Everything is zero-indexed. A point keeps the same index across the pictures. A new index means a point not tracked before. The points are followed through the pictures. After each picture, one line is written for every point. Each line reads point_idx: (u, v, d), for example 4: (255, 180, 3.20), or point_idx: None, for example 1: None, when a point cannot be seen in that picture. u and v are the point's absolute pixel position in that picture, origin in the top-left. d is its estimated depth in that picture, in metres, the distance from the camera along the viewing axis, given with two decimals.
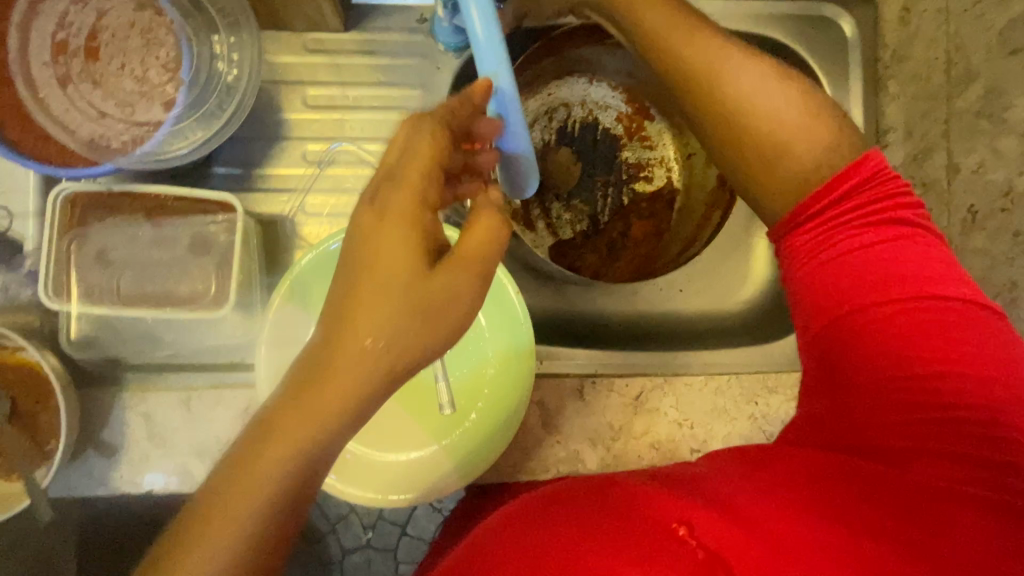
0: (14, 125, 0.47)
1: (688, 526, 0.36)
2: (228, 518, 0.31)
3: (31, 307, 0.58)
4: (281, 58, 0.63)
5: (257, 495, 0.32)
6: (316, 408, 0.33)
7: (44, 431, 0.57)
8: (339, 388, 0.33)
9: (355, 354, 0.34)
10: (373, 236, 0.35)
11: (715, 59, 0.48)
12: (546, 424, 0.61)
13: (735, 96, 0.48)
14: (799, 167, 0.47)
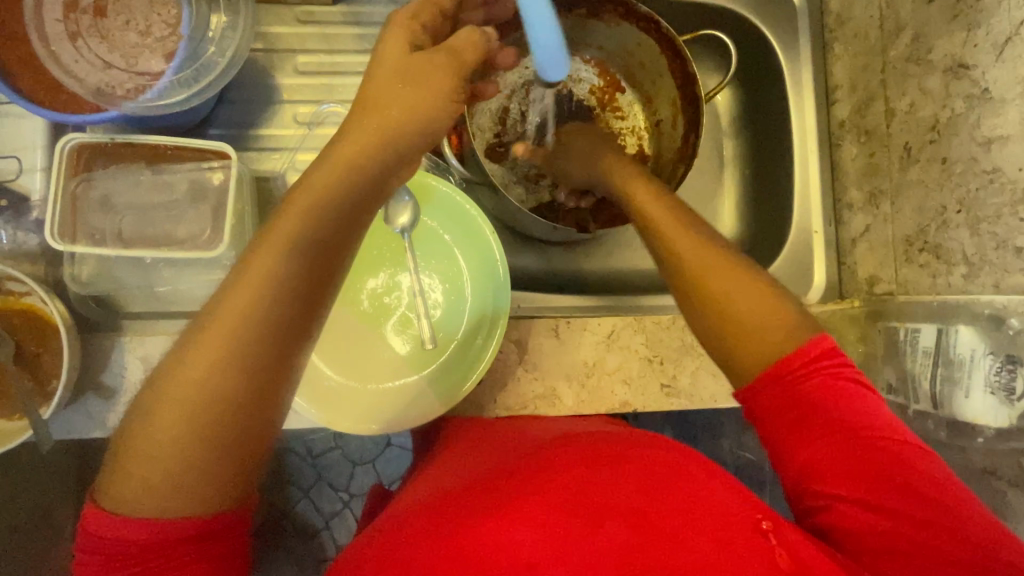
0: (28, 78, 0.52)
1: (774, 526, 0.42)
2: (268, 266, 0.37)
3: (36, 255, 0.61)
4: (273, 29, 0.68)
5: (239, 327, 0.35)
6: (187, 377, 0.35)
7: (47, 372, 0.60)
8: (212, 366, 0.35)
9: (223, 332, 0.35)
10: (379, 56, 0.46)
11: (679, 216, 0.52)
12: (522, 360, 0.64)
13: (704, 281, 0.48)
14: (762, 347, 0.45)
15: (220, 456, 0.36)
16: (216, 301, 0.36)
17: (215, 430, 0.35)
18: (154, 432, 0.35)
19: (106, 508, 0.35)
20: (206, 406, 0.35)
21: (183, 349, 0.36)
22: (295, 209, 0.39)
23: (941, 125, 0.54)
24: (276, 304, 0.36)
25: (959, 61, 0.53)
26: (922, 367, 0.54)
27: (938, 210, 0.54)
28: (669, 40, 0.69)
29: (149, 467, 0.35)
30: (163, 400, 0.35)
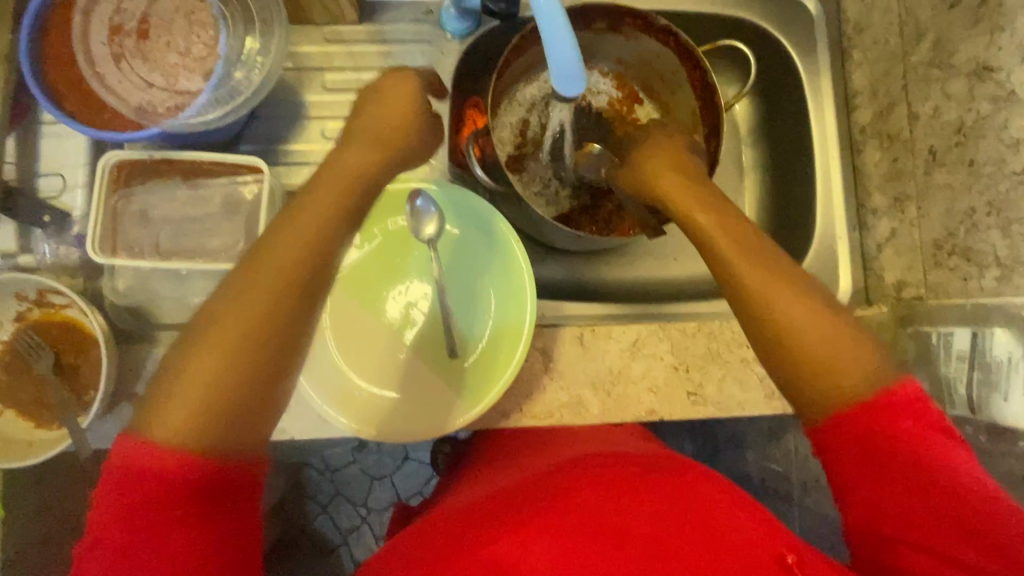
0: (71, 97, 0.56)
1: (796, 557, 0.41)
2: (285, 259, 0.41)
3: (76, 268, 0.64)
4: (303, 48, 0.71)
5: (290, 264, 0.41)
6: (245, 309, 0.39)
7: (85, 382, 0.62)
8: (265, 299, 0.39)
9: (276, 271, 0.40)
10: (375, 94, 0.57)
11: (721, 230, 0.50)
12: (547, 369, 0.64)
13: (783, 326, 0.44)
14: (847, 392, 0.43)
15: (245, 427, 0.38)
16: (232, 295, 0.39)
17: (238, 404, 0.38)
18: (175, 414, 0.37)
19: (147, 437, 0.37)
20: (229, 384, 0.37)
21: (232, 289, 0.40)
22: (298, 216, 0.44)
23: (967, 128, 0.54)
24: (294, 289, 0.40)
25: (983, 64, 0.53)
26: (957, 371, 0.53)
27: (966, 212, 0.54)
28: (687, 51, 0.70)
29: (197, 394, 0.37)
30: (186, 383, 0.37)
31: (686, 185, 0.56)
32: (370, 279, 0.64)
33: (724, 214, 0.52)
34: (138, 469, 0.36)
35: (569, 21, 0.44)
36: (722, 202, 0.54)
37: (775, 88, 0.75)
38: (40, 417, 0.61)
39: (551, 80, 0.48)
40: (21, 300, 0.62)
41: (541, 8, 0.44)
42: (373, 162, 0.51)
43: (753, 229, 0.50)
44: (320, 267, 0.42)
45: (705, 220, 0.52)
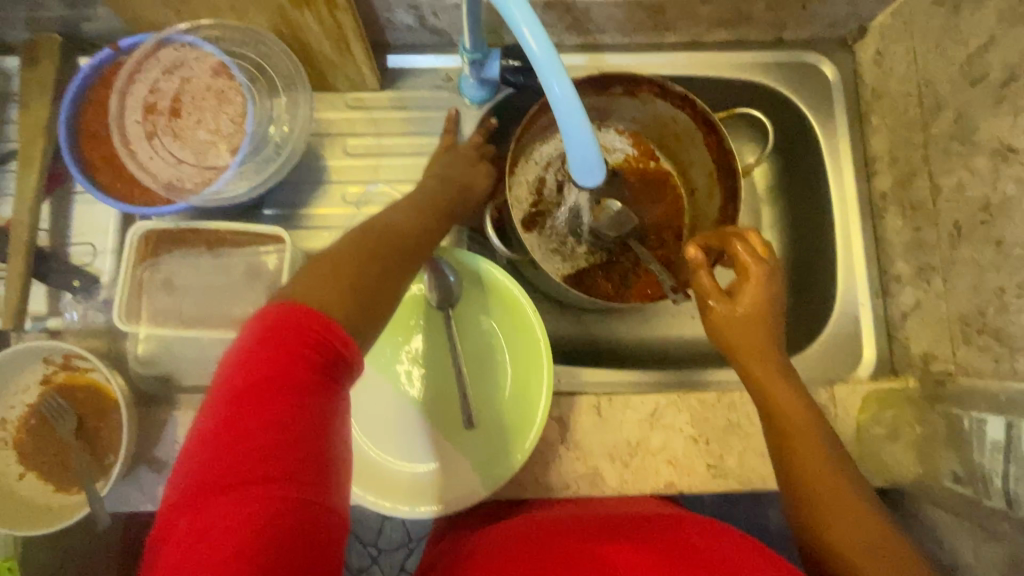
0: (107, 174, 0.59)
1: None
2: (412, 222, 0.47)
3: (101, 332, 0.65)
4: (326, 115, 0.73)
5: (431, 218, 0.50)
6: (404, 226, 0.45)
7: (105, 447, 0.62)
8: (414, 228, 0.46)
9: (424, 217, 0.49)
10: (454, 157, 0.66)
11: (788, 416, 0.49)
12: (564, 439, 0.63)
13: (838, 526, 0.45)
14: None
15: (373, 321, 0.38)
16: (386, 216, 0.46)
17: (377, 298, 0.38)
18: (332, 286, 0.36)
19: (305, 301, 0.35)
20: (369, 281, 0.38)
21: (383, 218, 0.46)
22: (414, 209, 0.49)
23: (993, 207, 0.53)
24: (417, 239, 0.46)
25: (1006, 144, 0.51)
26: (993, 462, 0.51)
27: (995, 291, 0.52)
28: (705, 118, 0.70)
29: (360, 269, 0.39)
30: (333, 271, 0.38)
31: (746, 321, 0.52)
32: (384, 346, 0.64)
33: (796, 396, 0.50)
34: (270, 327, 0.34)
35: (588, 115, 0.44)
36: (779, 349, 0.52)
37: (792, 150, 0.75)
38: (61, 481, 0.62)
39: (569, 166, 0.48)
40: (47, 364, 0.63)
41: (559, 103, 0.43)
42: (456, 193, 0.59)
43: (821, 422, 0.50)
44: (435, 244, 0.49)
45: (766, 385, 0.51)
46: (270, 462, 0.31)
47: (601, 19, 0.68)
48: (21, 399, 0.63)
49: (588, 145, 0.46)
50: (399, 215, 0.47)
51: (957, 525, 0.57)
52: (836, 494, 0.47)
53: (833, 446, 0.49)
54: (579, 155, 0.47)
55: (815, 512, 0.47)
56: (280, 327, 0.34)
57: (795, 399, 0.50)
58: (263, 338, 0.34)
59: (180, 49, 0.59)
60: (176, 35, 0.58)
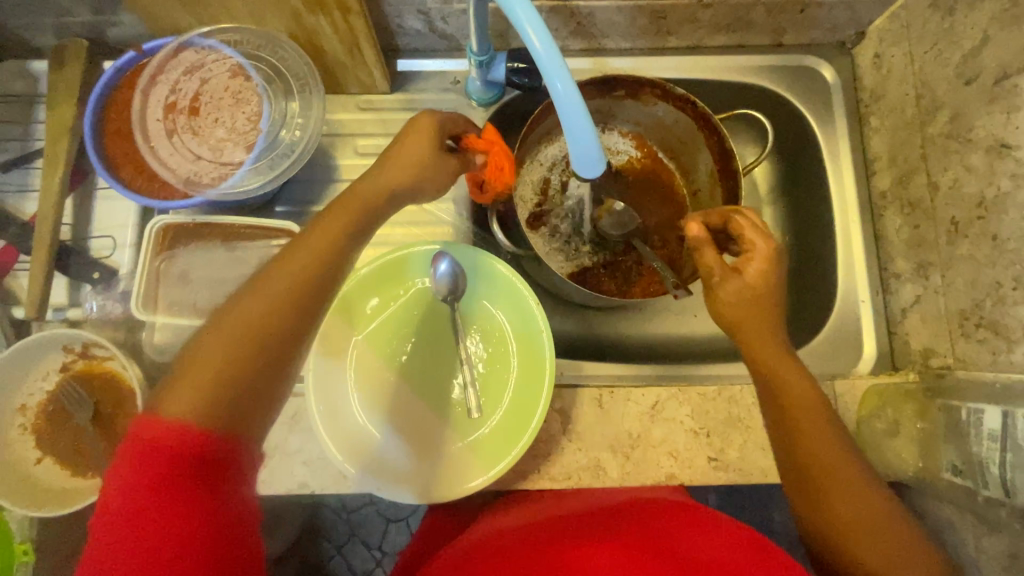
0: (128, 169, 0.61)
1: None
2: (282, 286, 0.43)
3: (118, 322, 0.67)
4: (338, 116, 0.75)
5: (333, 245, 0.46)
6: (285, 275, 0.43)
7: (121, 433, 0.65)
8: (303, 267, 0.44)
9: (322, 247, 0.46)
10: (393, 148, 0.53)
11: (799, 398, 0.50)
12: (566, 431, 0.64)
13: (846, 506, 0.47)
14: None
15: (245, 407, 0.40)
16: (267, 268, 0.44)
17: (240, 388, 0.40)
18: (187, 391, 0.39)
19: (165, 413, 0.38)
20: (230, 378, 0.40)
21: (265, 270, 0.44)
22: (287, 266, 0.44)
23: (988, 202, 0.53)
24: (289, 307, 0.43)
25: (1001, 141, 0.52)
26: (989, 452, 0.50)
27: (993, 285, 0.53)
28: (706, 118, 0.72)
29: (221, 360, 0.40)
30: (195, 371, 0.40)
31: (753, 298, 0.53)
32: (389, 337, 0.66)
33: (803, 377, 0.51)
34: (139, 452, 0.37)
35: (588, 108, 0.46)
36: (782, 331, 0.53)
37: (793, 151, 0.76)
38: (78, 466, 0.65)
39: (570, 158, 0.50)
40: (66, 353, 0.65)
41: (560, 97, 0.44)
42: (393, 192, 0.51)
43: (829, 407, 0.50)
44: (333, 274, 0.46)
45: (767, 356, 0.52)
46: (173, 560, 0.36)
47: (604, 23, 0.70)
48: (40, 386, 0.65)
49: (588, 137, 0.47)
50: (265, 281, 0.43)
51: (957, 518, 0.57)
52: (847, 480, 0.47)
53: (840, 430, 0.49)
54: (579, 148, 0.49)
55: (819, 497, 0.48)
56: (153, 445, 0.37)
57: (804, 381, 0.51)
58: (138, 460, 0.37)
59: (200, 52, 0.62)
60: (197, 39, 0.61)
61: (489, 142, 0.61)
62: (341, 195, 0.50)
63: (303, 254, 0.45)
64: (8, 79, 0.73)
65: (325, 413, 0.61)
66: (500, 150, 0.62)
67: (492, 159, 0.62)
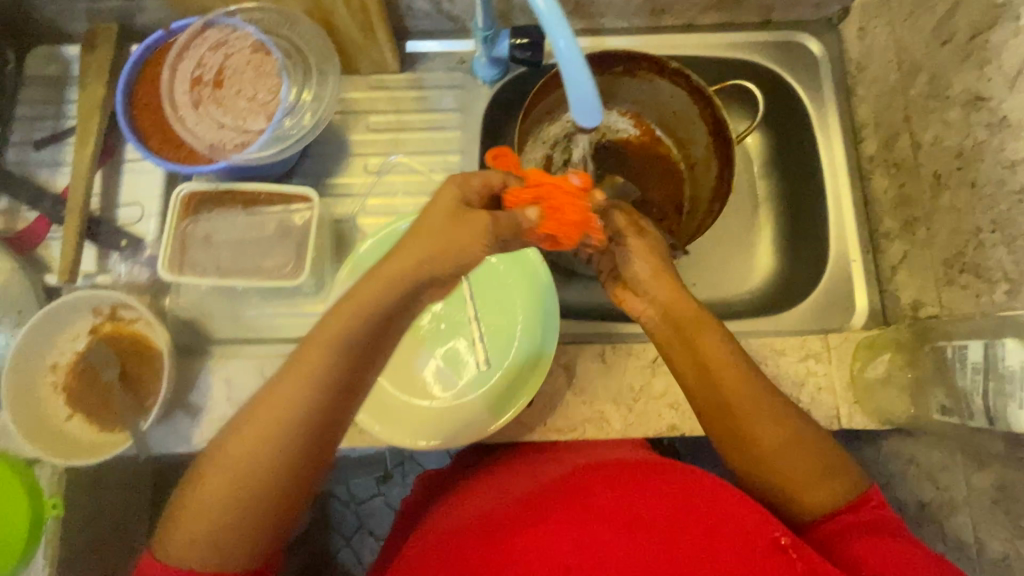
0: (156, 138, 0.66)
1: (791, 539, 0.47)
2: (247, 448, 0.45)
3: (145, 287, 0.71)
4: (350, 95, 0.79)
5: (314, 375, 0.45)
6: (268, 414, 0.45)
7: (145, 390, 0.67)
8: (286, 407, 0.46)
9: (305, 377, 0.45)
10: (412, 230, 0.48)
11: (705, 362, 0.56)
12: (571, 385, 0.67)
13: (767, 436, 0.53)
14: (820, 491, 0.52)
15: (236, 547, 0.46)
16: (257, 400, 0.46)
17: (227, 535, 0.46)
18: (188, 531, 0.46)
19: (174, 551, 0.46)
20: (231, 511, 0.46)
21: (254, 405, 0.47)
22: (251, 431, 0.45)
23: (966, 153, 0.57)
24: (262, 462, 0.45)
25: (976, 95, 0.56)
26: (973, 384, 0.52)
27: (973, 231, 0.56)
28: (699, 90, 0.75)
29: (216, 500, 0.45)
30: (189, 521, 0.46)
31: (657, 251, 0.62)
32: None
33: (709, 332, 0.57)
34: None
35: (587, 62, 0.49)
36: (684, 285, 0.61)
37: (784, 122, 0.80)
38: (104, 423, 0.67)
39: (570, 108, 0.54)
40: (96, 315, 0.69)
41: (563, 54, 0.48)
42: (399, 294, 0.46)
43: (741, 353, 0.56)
44: (317, 407, 0.46)
45: (669, 321, 0.60)
46: None
47: (601, 3, 0.74)
48: (71, 347, 0.69)
49: (587, 90, 0.51)
50: (233, 444, 0.46)
51: (949, 461, 0.59)
52: (766, 419, 0.54)
53: (749, 371, 0.55)
54: (580, 100, 0.53)
55: (744, 443, 0.54)
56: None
57: (713, 340, 0.57)
58: None
59: (223, 29, 0.66)
60: (220, 18, 0.66)
61: (534, 191, 0.53)
62: (339, 304, 0.46)
63: (262, 415, 0.45)
64: (41, 62, 0.77)
65: None
66: (549, 191, 0.54)
67: (547, 205, 0.53)
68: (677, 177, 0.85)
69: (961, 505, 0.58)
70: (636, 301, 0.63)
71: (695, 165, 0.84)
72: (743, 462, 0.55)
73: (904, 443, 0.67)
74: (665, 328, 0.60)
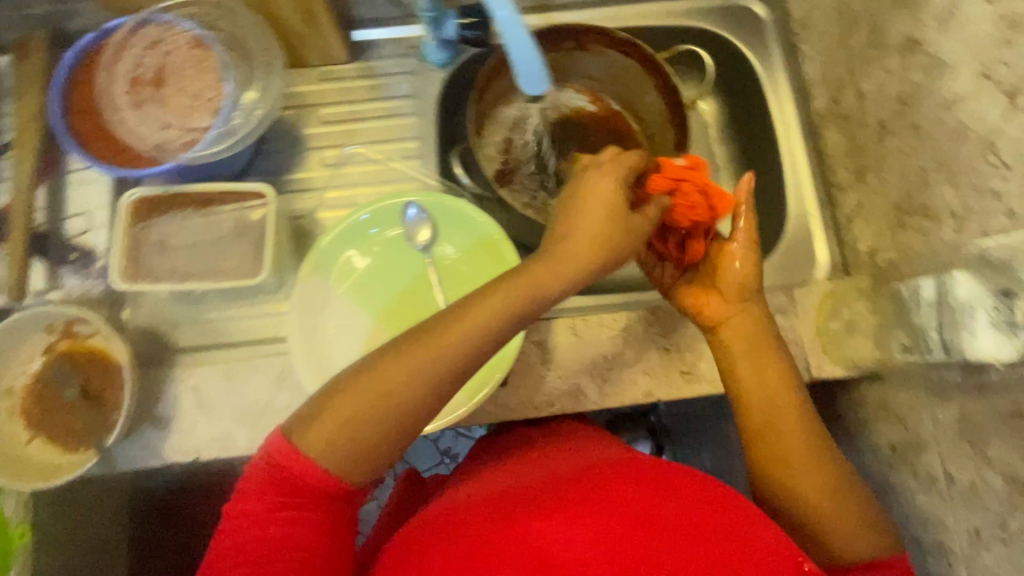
0: (96, 145, 0.63)
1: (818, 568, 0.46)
2: (401, 375, 0.46)
3: (100, 300, 0.69)
4: (301, 88, 0.78)
5: (494, 318, 0.48)
6: (446, 343, 0.47)
7: (107, 407, 0.65)
8: (460, 342, 0.47)
9: (483, 320, 0.48)
10: (582, 192, 0.53)
11: (768, 392, 0.58)
12: (544, 360, 0.67)
13: (813, 485, 0.54)
14: (848, 541, 0.52)
15: (357, 460, 0.46)
16: (434, 323, 0.48)
17: (356, 446, 0.45)
18: (321, 429, 0.45)
19: (299, 444, 0.45)
20: (379, 424, 0.46)
21: (432, 325, 0.48)
22: (414, 353, 0.46)
23: (907, 97, 0.58)
24: (424, 394, 0.47)
25: (911, 39, 0.57)
26: (929, 318, 0.54)
27: (919, 172, 0.58)
28: (649, 58, 0.76)
29: (365, 407, 0.45)
30: (325, 418, 0.45)
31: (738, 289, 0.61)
32: (369, 286, 0.69)
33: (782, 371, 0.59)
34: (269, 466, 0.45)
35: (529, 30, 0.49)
36: (762, 319, 0.61)
37: (736, 85, 0.81)
38: (67, 443, 0.65)
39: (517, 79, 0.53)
40: (50, 332, 0.67)
41: (504, 24, 0.48)
42: (574, 265, 0.51)
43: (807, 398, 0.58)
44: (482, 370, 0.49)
45: (733, 344, 0.61)
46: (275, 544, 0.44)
47: None
48: (28, 367, 0.67)
49: (533, 60, 0.51)
50: (388, 367, 0.46)
51: (914, 401, 0.61)
52: (820, 464, 0.55)
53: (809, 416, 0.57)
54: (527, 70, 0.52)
55: (782, 469, 0.55)
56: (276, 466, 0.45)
57: (778, 373, 0.59)
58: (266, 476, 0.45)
59: (160, 27, 0.64)
60: (156, 15, 0.64)
61: (672, 183, 0.58)
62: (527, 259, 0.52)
63: (444, 339, 0.47)
64: None
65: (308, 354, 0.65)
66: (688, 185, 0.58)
67: (687, 197, 0.58)
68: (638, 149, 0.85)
69: (930, 441, 0.59)
70: (722, 304, 0.62)
71: (656, 133, 0.83)
72: (776, 495, 0.56)
73: (873, 389, 0.69)
74: (732, 344, 0.61)
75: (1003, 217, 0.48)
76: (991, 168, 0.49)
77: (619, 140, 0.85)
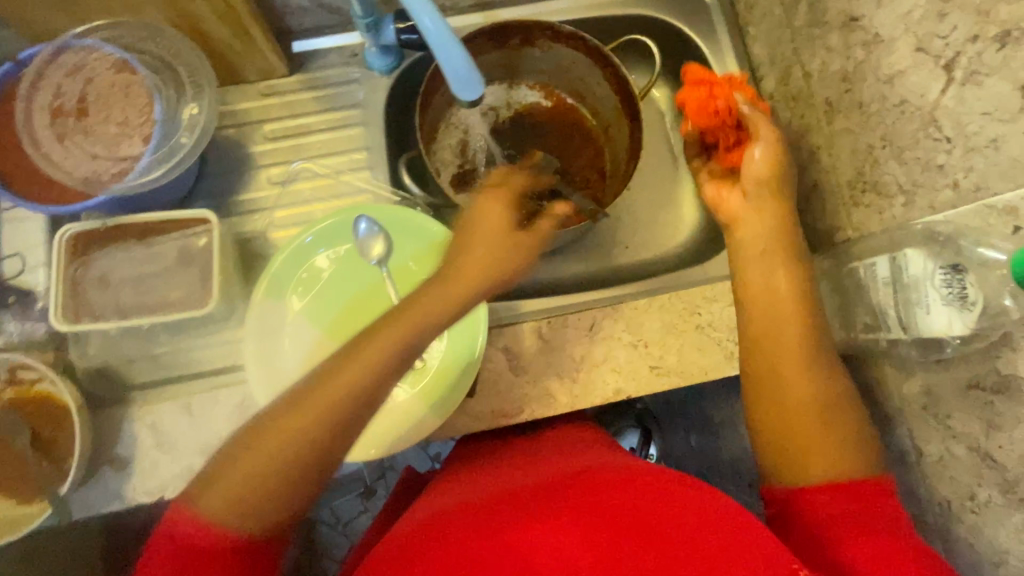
0: (23, 183, 0.60)
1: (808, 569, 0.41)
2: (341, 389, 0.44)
3: (45, 342, 0.66)
4: (241, 105, 0.75)
5: (418, 327, 0.47)
6: (374, 354, 0.45)
7: (60, 453, 0.62)
8: (385, 352, 0.45)
9: (405, 329, 0.46)
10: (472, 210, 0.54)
11: (771, 292, 0.57)
12: (512, 367, 0.66)
13: (795, 398, 0.52)
14: (826, 464, 0.49)
15: (285, 499, 0.43)
16: (361, 338, 0.46)
17: (279, 486, 0.43)
18: (228, 486, 0.42)
19: (194, 513, 0.42)
20: (301, 457, 0.43)
21: (356, 340, 0.46)
22: (350, 360, 0.44)
23: (850, 75, 0.58)
24: (351, 414, 0.44)
25: (849, 16, 0.57)
26: (886, 297, 0.53)
27: (867, 149, 0.57)
28: (596, 50, 0.74)
29: (289, 438, 0.43)
30: (250, 456, 0.43)
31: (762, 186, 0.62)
32: (327, 305, 0.67)
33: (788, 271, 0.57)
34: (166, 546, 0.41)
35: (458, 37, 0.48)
36: (785, 223, 0.60)
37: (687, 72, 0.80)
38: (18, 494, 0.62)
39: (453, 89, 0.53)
40: None
41: (430, 34, 0.47)
42: (490, 270, 0.51)
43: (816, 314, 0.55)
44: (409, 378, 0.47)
45: (747, 244, 0.61)
46: None
47: None
48: None
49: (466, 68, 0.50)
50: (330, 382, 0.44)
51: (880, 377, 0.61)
52: (812, 377, 0.53)
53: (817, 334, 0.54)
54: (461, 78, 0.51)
55: (776, 391, 0.53)
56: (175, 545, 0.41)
57: (789, 277, 0.57)
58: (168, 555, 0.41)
59: (78, 52, 0.61)
60: (74, 40, 0.61)
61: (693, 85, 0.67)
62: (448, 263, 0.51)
63: (368, 352, 0.45)
64: None
65: (269, 379, 0.63)
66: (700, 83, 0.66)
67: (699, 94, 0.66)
68: (594, 142, 0.85)
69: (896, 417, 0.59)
70: (739, 202, 0.63)
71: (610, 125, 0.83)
72: (762, 422, 0.53)
73: None
74: (743, 244, 0.61)
75: (949, 191, 0.48)
76: (935, 142, 0.49)
77: (575, 136, 0.85)
